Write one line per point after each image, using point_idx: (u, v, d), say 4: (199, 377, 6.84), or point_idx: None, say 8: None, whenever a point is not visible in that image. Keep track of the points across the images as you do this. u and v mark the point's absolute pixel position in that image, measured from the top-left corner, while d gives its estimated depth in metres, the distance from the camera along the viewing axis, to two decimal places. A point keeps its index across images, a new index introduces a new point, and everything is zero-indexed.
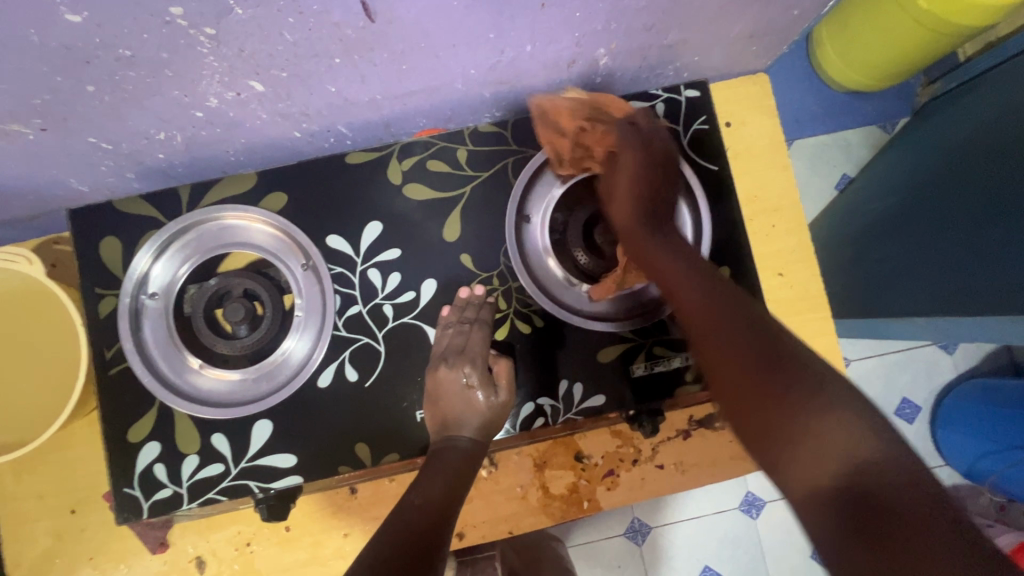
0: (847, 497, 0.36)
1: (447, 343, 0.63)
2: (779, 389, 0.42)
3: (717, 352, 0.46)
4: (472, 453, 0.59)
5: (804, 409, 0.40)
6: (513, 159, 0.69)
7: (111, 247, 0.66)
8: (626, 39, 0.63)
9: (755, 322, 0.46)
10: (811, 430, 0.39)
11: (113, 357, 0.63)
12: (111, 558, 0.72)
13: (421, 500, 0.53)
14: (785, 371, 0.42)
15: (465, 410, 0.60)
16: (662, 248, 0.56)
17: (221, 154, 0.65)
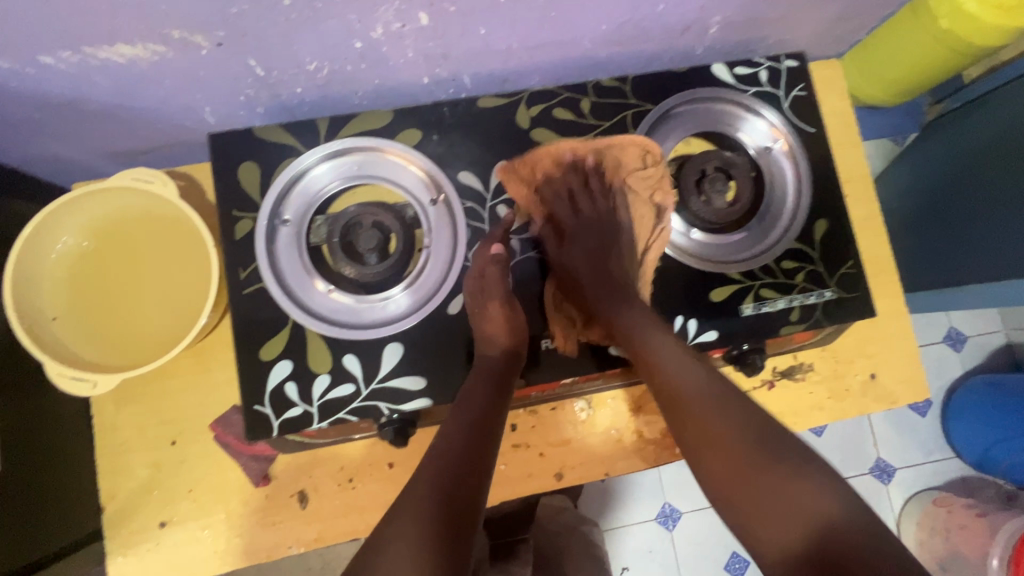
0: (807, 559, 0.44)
1: (472, 274, 0.65)
2: (746, 438, 0.52)
3: (685, 396, 0.56)
4: (501, 378, 0.60)
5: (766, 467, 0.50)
6: (632, 112, 0.71)
7: (250, 172, 0.66)
8: (741, 8, 0.70)
9: (712, 378, 0.57)
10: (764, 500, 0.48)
11: (248, 277, 0.64)
12: (211, 489, 0.71)
13: (452, 441, 0.54)
14: (733, 403, 0.55)
15: (490, 338, 0.63)
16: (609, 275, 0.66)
17: (351, 94, 0.70)
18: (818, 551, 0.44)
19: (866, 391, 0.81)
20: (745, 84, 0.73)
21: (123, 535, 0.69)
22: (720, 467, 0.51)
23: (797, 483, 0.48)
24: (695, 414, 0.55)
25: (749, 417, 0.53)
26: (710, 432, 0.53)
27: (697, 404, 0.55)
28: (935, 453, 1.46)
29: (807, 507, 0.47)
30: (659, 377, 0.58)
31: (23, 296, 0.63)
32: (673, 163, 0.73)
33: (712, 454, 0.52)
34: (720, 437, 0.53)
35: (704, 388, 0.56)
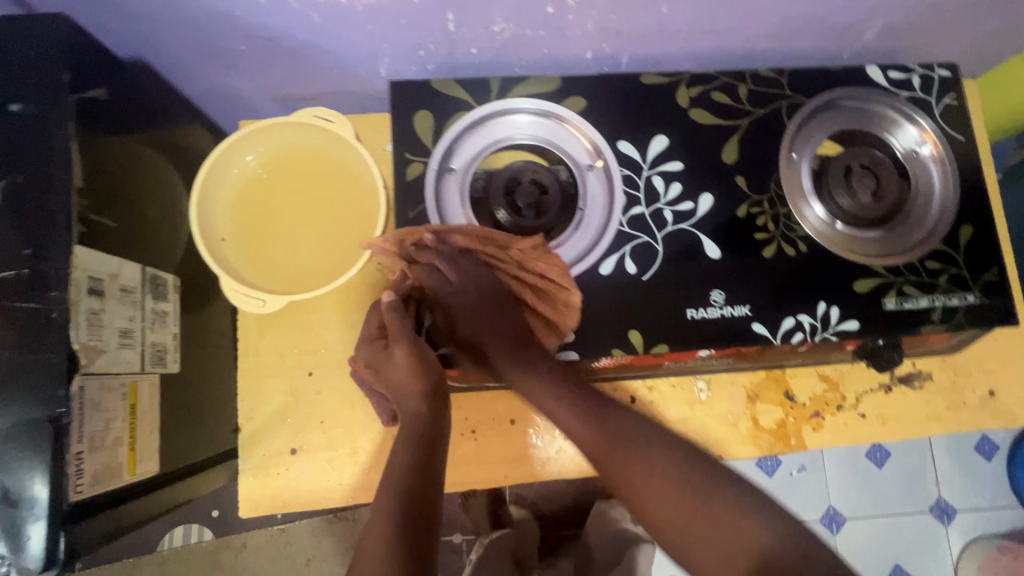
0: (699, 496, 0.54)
1: (368, 331, 0.70)
2: (603, 415, 0.62)
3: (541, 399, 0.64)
4: (426, 440, 0.59)
5: (617, 428, 0.60)
6: (787, 103, 0.73)
7: (424, 120, 0.69)
8: (906, 14, 0.72)
9: (563, 370, 0.65)
10: (614, 446, 0.59)
11: (416, 217, 0.68)
12: (342, 423, 0.73)
13: (399, 470, 0.56)
14: (565, 373, 0.65)
15: (400, 385, 0.63)
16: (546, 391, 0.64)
17: (518, 60, 0.74)
18: (683, 524, 0.53)
19: (984, 407, 0.81)
20: (899, 88, 0.75)
21: (257, 457, 0.72)
22: (582, 410, 0.62)
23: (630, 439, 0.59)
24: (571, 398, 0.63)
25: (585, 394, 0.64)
26: (578, 400, 0.63)
27: (569, 377, 0.65)
28: (998, 499, 1.42)
29: (749, 522, 0.52)
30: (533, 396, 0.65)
31: (205, 215, 0.67)
32: (817, 158, 0.75)
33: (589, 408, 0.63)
34: (567, 416, 0.63)
35: (575, 387, 0.64)
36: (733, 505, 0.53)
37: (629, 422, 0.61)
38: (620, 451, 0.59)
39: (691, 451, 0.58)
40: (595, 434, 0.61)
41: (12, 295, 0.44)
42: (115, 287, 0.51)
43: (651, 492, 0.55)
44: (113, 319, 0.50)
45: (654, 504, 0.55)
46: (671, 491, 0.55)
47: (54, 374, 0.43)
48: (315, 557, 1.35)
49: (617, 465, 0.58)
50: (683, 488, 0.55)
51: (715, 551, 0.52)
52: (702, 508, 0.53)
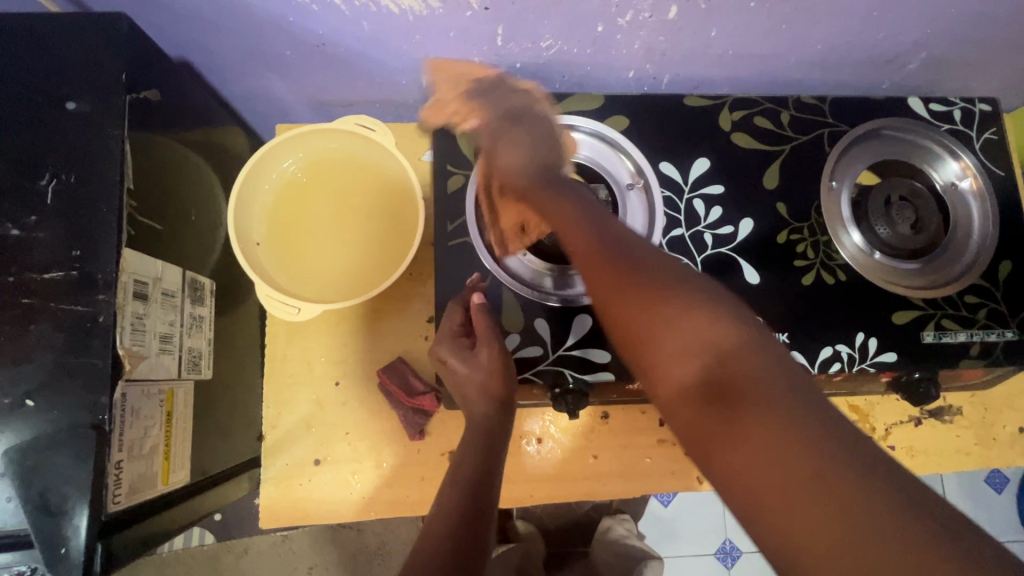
0: (706, 388, 0.36)
1: (448, 328, 0.63)
2: (674, 270, 0.42)
3: (556, 217, 0.50)
4: (490, 444, 0.58)
5: (702, 324, 0.38)
6: (828, 132, 0.73)
7: (467, 133, 0.69)
8: (950, 47, 0.72)
9: (602, 213, 0.48)
10: (637, 273, 0.41)
11: (455, 231, 0.67)
12: (367, 435, 0.72)
13: (466, 469, 0.55)
14: (592, 211, 0.48)
15: (477, 390, 0.60)
16: (555, 202, 0.51)
17: (560, 77, 0.73)
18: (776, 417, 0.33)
19: (1014, 444, 0.80)
20: (939, 120, 0.75)
21: (281, 467, 0.70)
22: (599, 253, 0.44)
23: (672, 287, 0.40)
24: (619, 239, 0.45)
25: (600, 215, 0.48)
26: (606, 234, 0.45)
27: (584, 203, 0.50)
28: (1008, 534, 1.38)
29: (717, 319, 0.38)
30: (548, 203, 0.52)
31: (241, 220, 0.66)
32: (857, 187, 0.74)
33: (625, 277, 0.42)
34: (612, 265, 0.43)
35: (594, 219, 0.47)
36: (699, 290, 0.40)
37: (697, 306, 0.39)
38: (647, 284, 0.41)
39: (633, 238, 0.45)
40: (588, 213, 0.48)
41: (59, 298, 0.43)
42: (158, 291, 0.50)
43: (620, 252, 0.43)
44: (156, 323, 0.49)
45: (617, 288, 0.41)
46: (638, 270, 0.41)
47: (99, 380, 0.42)
48: (317, 565, 1.32)
49: (596, 256, 0.43)
50: (652, 271, 0.41)
51: (675, 347, 0.38)
52: (673, 291, 0.40)
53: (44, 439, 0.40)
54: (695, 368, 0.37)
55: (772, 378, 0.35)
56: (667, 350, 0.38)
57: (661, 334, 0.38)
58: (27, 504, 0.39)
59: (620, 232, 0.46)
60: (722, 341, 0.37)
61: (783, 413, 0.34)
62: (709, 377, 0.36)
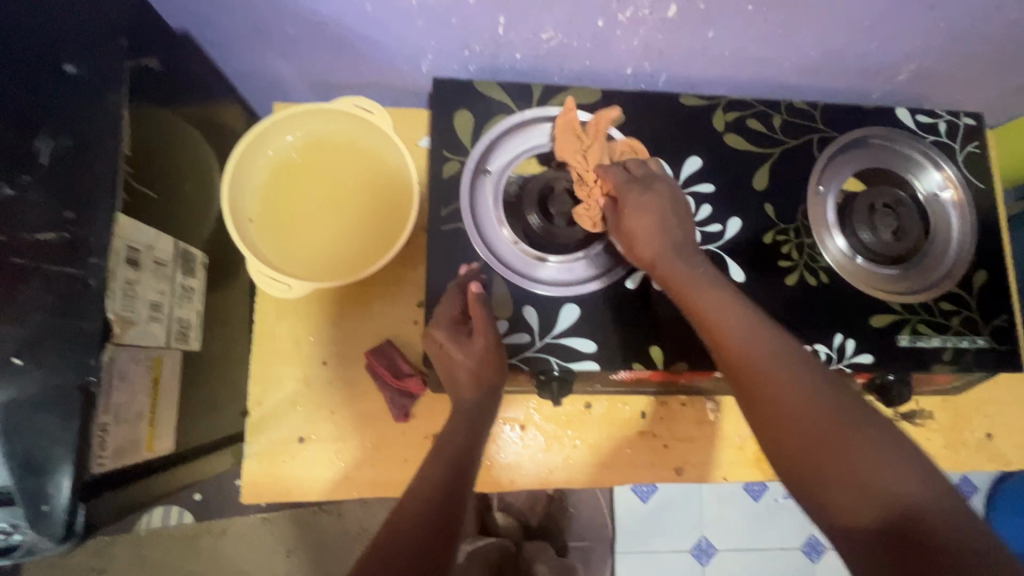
0: (887, 534, 0.40)
1: (447, 313, 0.64)
2: (880, 428, 0.45)
3: (744, 356, 0.52)
4: (476, 422, 0.61)
5: (904, 470, 0.43)
6: (818, 137, 0.75)
7: (464, 119, 0.70)
8: (938, 61, 0.74)
9: (806, 359, 0.51)
10: (805, 419, 0.47)
11: (448, 215, 0.67)
12: (352, 415, 0.72)
13: (452, 444, 0.58)
14: (801, 362, 0.50)
15: (469, 374, 0.62)
16: (716, 305, 0.55)
17: (559, 70, 0.74)
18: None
19: (981, 449, 0.83)
20: (925, 132, 0.77)
21: (264, 443, 0.71)
22: (810, 416, 0.47)
23: (848, 428, 0.45)
24: (797, 394, 0.48)
25: (823, 372, 0.50)
26: (794, 388, 0.48)
27: (768, 336, 0.52)
28: None
29: (909, 475, 0.42)
30: (722, 334, 0.54)
31: (235, 195, 0.67)
32: (842, 193, 0.76)
33: (794, 420, 0.47)
34: (792, 403, 0.48)
35: (762, 350, 0.51)
36: (893, 444, 0.44)
37: (898, 457, 0.43)
38: (845, 433, 0.45)
39: (825, 379, 0.49)
40: (773, 342, 0.52)
41: (46, 259, 0.42)
42: (149, 259, 0.50)
43: (821, 397, 0.48)
44: (145, 291, 0.49)
45: (793, 423, 0.47)
46: (819, 413, 0.47)
47: (87, 343, 0.42)
48: (295, 548, 1.32)
49: (766, 378, 0.50)
50: (832, 412, 0.46)
51: (850, 489, 0.43)
52: (855, 436, 0.45)
53: (31, 398, 0.40)
54: (874, 514, 0.41)
55: (956, 539, 0.39)
56: (843, 496, 0.43)
57: (842, 475, 0.44)
58: (9, 463, 0.39)
59: (812, 372, 0.50)
60: (907, 491, 0.42)
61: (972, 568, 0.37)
62: (890, 533, 0.40)
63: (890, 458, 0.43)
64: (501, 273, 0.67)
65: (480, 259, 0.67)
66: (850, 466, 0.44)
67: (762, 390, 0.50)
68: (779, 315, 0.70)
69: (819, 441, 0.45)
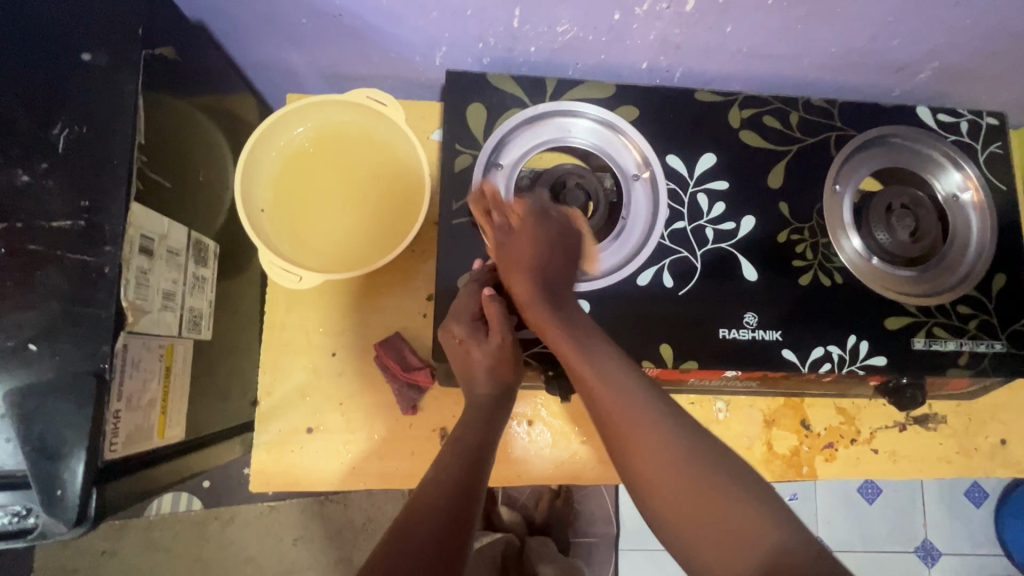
0: None
1: (465, 309, 0.64)
2: (721, 466, 0.46)
3: (615, 417, 0.51)
4: (490, 416, 0.61)
5: (764, 520, 0.42)
6: (836, 135, 0.74)
7: (477, 113, 0.69)
8: (962, 59, 0.72)
9: (653, 403, 0.50)
10: (685, 482, 0.45)
11: (459, 209, 0.67)
12: (361, 407, 0.73)
13: (466, 438, 0.59)
14: (649, 407, 0.50)
15: (485, 370, 0.62)
16: (594, 357, 0.55)
17: (574, 63, 0.73)
18: None
19: (995, 455, 0.81)
20: (946, 131, 0.75)
21: (273, 433, 0.71)
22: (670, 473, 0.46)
23: (708, 479, 0.45)
24: (660, 445, 0.47)
25: (675, 412, 0.50)
26: (654, 442, 0.48)
27: (599, 367, 0.54)
28: (982, 547, 1.39)
29: (773, 525, 0.42)
30: (591, 390, 0.53)
31: (248, 185, 0.67)
32: (859, 192, 0.75)
33: (676, 487, 0.45)
34: (667, 466, 0.46)
35: (630, 399, 0.51)
36: (756, 492, 0.44)
37: (756, 509, 0.43)
38: (706, 481, 0.45)
39: (680, 431, 0.48)
40: (633, 395, 0.51)
41: (66, 247, 0.43)
42: (162, 248, 0.50)
43: (681, 454, 0.46)
44: (159, 280, 0.50)
45: (667, 483, 0.46)
46: (681, 468, 0.46)
47: (102, 330, 0.43)
48: (302, 537, 1.34)
49: (633, 439, 0.49)
50: (699, 463, 0.46)
51: (720, 546, 0.42)
52: (722, 485, 0.44)
53: (42, 383, 0.41)
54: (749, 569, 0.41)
55: None
56: (707, 552, 0.43)
57: (703, 536, 0.43)
58: (25, 447, 0.40)
59: (644, 413, 0.50)
60: (769, 549, 0.41)
61: None
62: None
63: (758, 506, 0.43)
64: None
65: (492, 254, 0.67)
66: (722, 514, 0.43)
67: (636, 452, 0.48)
68: (792, 314, 0.69)
69: (691, 491, 0.45)
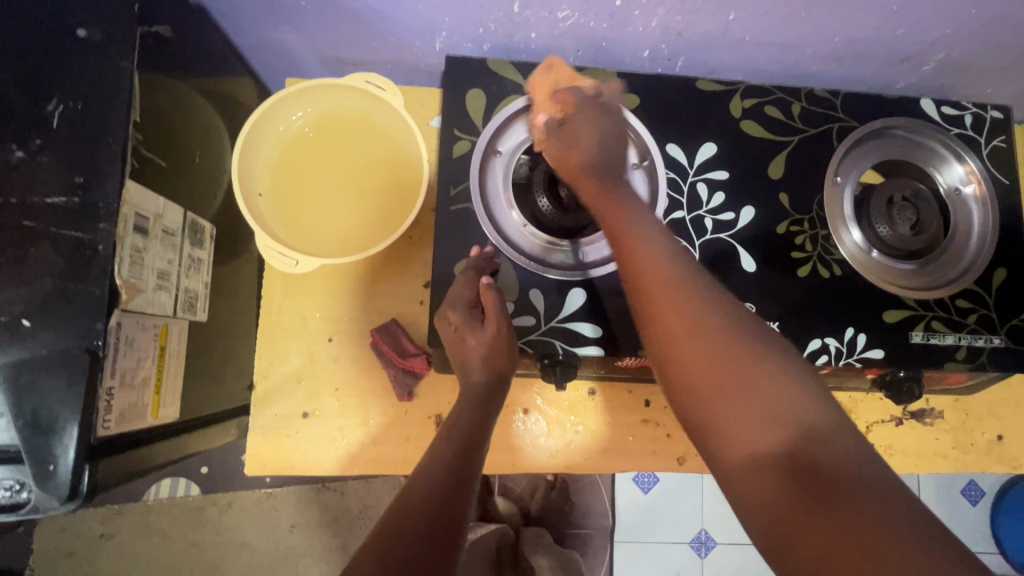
0: (790, 464, 0.37)
1: (461, 295, 0.63)
2: (761, 344, 0.42)
3: (651, 284, 0.46)
4: (484, 404, 0.61)
5: (797, 396, 0.40)
6: (838, 126, 0.73)
7: (476, 99, 0.69)
8: (968, 51, 0.71)
9: (695, 279, 0.46)
10: (721, 361, 0.41)
11: (457, 195, 0.67)
12: (357, 393, 0.73)
13: (458, 427, 0.58)
14: (694, 284, 0.45)
15: (478, 359, 0.62)
16: (643, 234, 0.50)
17: (574, 50, 0.73)
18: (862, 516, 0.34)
19: (991, 450, 0.81)
20: (950, 124, 0.74)
21: (269, 417, 0.71)
22: (708, 346, 0.42)
23: (748, 354, 0.41)
24: (697, 317, 0.43)
25: (711, 287, 0.46)
26: (694, 314, 0.43)
27: (648, 244, 0.48)
28: (977, 544, 1.39)
29: (811, 401, 0.40)
30: (634, 257, 0.48)
31: (246, 168, 0.67)
32: (861, 184, 0.75)
33: (712, 360, 0.41)
34: (702, 342, 0.42)
35: (671, 272, 0.46)
36: (793, 370, 0.41)
37: (792, 386, 0.40)
38: (746, 363, 0.41)
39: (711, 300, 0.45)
40: (678, 267, 0.47)
41: (60, 224, 0.43)
42: (158, 227, 0.50)
43: (731, 329, 0.43)
44: (154, 259, 0.50)
45: (702, 355, 0.42)
46: (724, 340, 0.42)
47: (96, 307, 0.43)
48: (299, 523, 1.35)
49: (672, 299, 0.44)
50: (738, 339, 0.42)
51: (757, 416, 0.39)
52: (758, 361, 0.41)
53: (37, 359, 0.41)
54: (777, 437, 0.38)
55: (854, 468, 0.37)
56: (745, 427, 0.40)
57: (742, 411, 0.40)
58: (18, 421, 0.40)
59: (687, 286, 0.45)
60: (808, 424, 0.39)
61: (882, 504, 0.35)
62: (782, 467, 0.37)
63: (794, 384, 0.41)
64: (509, 254, 0.66)
65: (491, 241, 0.67)
66: (756, 388, 0.40)
67: (668, 318, 0.44)
68: (790, 305, 0.68)
69: (724, 365, 0.41)
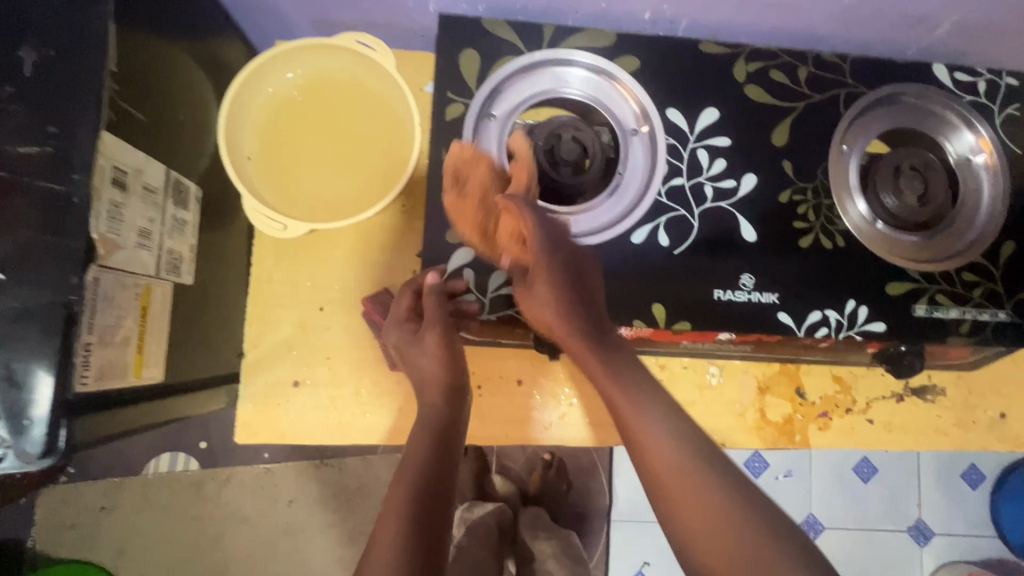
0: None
1: (398, 310, 0.66)
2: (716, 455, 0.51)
3: (623, 418, 0.54)
4: (455, 388, 0.62)
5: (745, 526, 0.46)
6: (846, 92, 0.70)
7: (470, 60, 0.67)
8: (984, 13, 0.68)
9: (661, 402, 0.55)
10: (680, 466, 0.49)
11: (449, 159, 0.65)
12: (349, 363, 0.72)
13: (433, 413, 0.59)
14: (664, 418, 0.53)
15: (425, 373, 0.62)
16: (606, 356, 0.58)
17: (573, 11, 0.70)
18: None
19: (993, 428, 0.80)
20: (962, 91, 0.72)
21: (259, 385, 0.71)
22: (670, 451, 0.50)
23: (704, 489, 0.48)
24: (665, 436, 0.52)
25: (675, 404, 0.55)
26: (655, 459, 0.51)
27: (613, 358, 0.58)
28: (976, 528, 1.38)
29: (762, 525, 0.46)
30: (604, 388, 0.57)
31: (233, 130, 0.65)
32: (867, 154, 0.72)
33: (671, 472, 0.49)
34: (662, 465, 0.50)
35: (630, 413, 0.54)
36: (745, 492, 0.48)
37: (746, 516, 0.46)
38: (705, 475, 0.49)
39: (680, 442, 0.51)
40: (645, 392, 0.55)
41: (36, 174, 0.42)
42: (137, 183, 0.49)
43: (679, 432, 0.52)
44: (134, 216, 0.48)
45: (667, 468, 0.50)
46: (689, 467, 0.50)
47: (71, 260, 0.41)
48: (297, 499, 1.35)
49: (636, 423, 0.53)
50: (700, 460, 0.50)
51: (712, 539, 0.46)
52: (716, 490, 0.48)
53: (10, 313, 0.40)
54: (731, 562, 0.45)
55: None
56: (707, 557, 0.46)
57: (704, 511, 0.47)
58: None
59: (662, 414, 0.54)
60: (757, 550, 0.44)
61: None
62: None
63: (746, 517, 0.46)
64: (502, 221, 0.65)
65: (483, 207, 0.65)
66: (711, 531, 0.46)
67: (627, 414, 0.54)
68: (790, 277, 0.67)
69: (685, 486, 0.49)
